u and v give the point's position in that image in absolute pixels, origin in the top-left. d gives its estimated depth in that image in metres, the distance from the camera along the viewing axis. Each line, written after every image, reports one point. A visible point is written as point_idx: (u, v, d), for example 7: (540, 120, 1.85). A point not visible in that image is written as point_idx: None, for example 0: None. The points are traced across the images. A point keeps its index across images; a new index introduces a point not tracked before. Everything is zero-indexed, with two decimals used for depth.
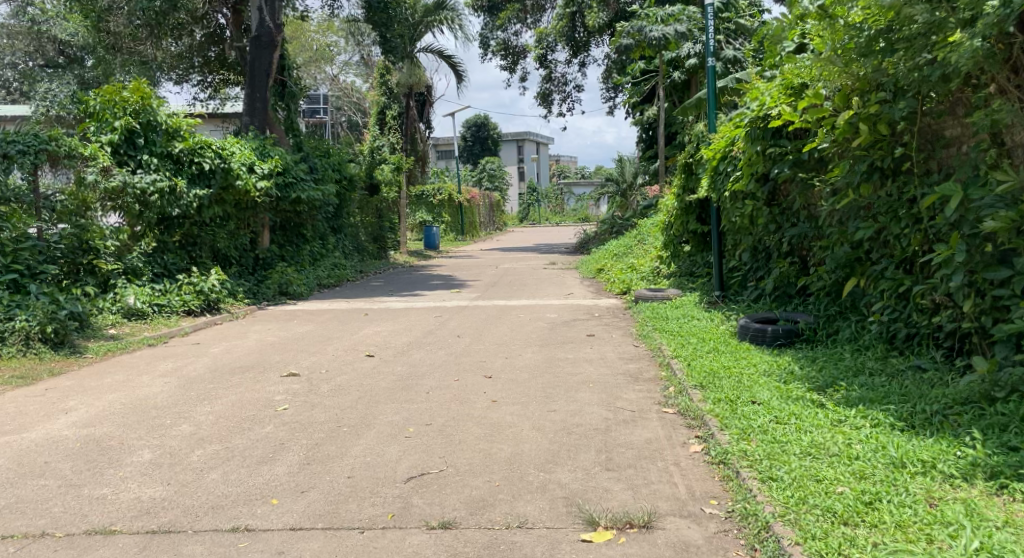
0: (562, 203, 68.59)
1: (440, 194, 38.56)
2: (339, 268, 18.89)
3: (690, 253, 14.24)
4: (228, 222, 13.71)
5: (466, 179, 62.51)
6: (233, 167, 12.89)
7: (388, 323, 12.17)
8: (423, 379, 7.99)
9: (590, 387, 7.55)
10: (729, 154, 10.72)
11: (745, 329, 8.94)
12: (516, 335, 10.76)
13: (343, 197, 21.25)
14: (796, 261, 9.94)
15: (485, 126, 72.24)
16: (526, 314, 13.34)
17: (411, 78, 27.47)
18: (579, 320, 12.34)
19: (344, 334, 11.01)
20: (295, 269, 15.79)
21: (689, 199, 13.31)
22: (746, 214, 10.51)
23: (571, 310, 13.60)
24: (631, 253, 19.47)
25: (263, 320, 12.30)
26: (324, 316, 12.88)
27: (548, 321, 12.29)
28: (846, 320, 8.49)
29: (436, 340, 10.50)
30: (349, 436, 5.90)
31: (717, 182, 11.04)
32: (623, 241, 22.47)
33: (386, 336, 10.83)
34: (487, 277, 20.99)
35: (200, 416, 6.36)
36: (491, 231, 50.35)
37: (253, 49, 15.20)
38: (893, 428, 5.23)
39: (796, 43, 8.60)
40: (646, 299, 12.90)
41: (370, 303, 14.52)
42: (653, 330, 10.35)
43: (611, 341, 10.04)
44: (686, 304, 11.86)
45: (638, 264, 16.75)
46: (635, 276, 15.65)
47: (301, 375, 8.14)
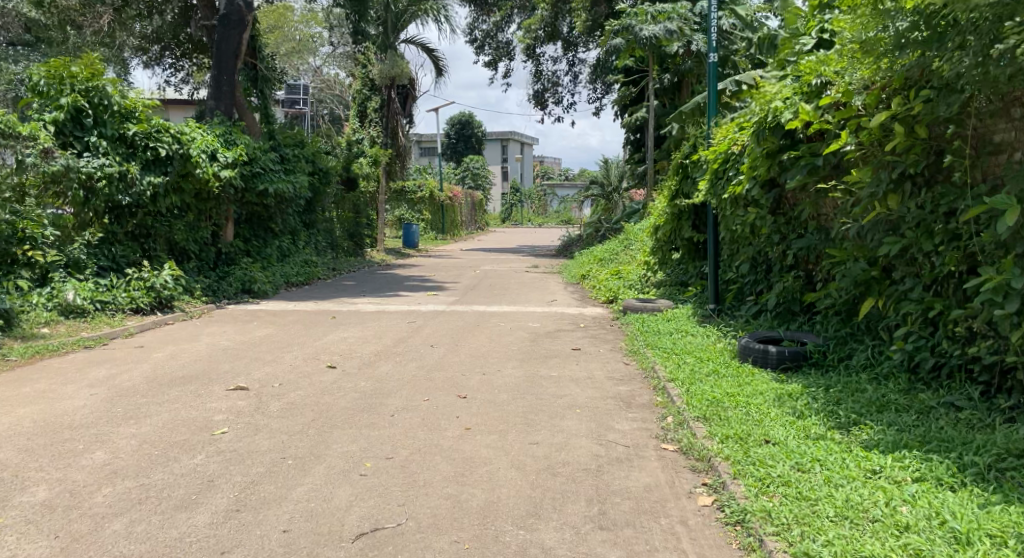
0: (544, 204, 67.71)
1: (421, 190, 37.58)
2: (309, 265, 17.92)
3: (682, 261, 13.38)
4: (187, 213, 12.92)
5: (449, 177, 61.50)
6: (192, 154, 11.98)
7: (356, 328, 11.23)
8: (388, 398, 7.09)
9: (577, 413, 6.67)
10: (731, 158, 9.82)
11: (745, 349, 8.10)
12: (494, 346, 9.87)
13: (317, 190, 20.26)
14: (801, 274, 9.08)
15: (470, 125, 71.25)
16: (506, 322, 12.46)
17: (393, 70, 26.47)
18: (563, 330, 11.47)
19: (306, 340, 10.08)
20: (259, 266, 14.84)
21: (684, 203, 12.45)
22: (748, 222, 9.63)
23: (555, 319, 12.74)
24: (617, 259, 18.62)
25: (220, 321, 11.33)
26: (288, 319, 11.93)
27: (529, 330, 11.42)
28: (860, 343, 7.66)
29: (407, 349, 9.60)
30: (293, 471, 5.01)
31: (716, 186, 10.16)
32: (608, 246, 21.60)
33: (352, 343, 9.90)
34: (466, 279, 20.06)
35: (120, 440, 5.44)
36: (472, 231, 49.36)
37: (222, 28, 14.45)
38: (942, 486, 4.40)
39: (813, 37, 7.76)
40: (635, 310, 12.03)
41: (338, 305, 13.57)
42: (642, 345, 9.49)
43: (598, 357, 9.19)
44: (677, 317, 11.00)
45: (625, 270, 15.88)
46: (621, 284, 14.78)
47: (249, 389, 7.21)
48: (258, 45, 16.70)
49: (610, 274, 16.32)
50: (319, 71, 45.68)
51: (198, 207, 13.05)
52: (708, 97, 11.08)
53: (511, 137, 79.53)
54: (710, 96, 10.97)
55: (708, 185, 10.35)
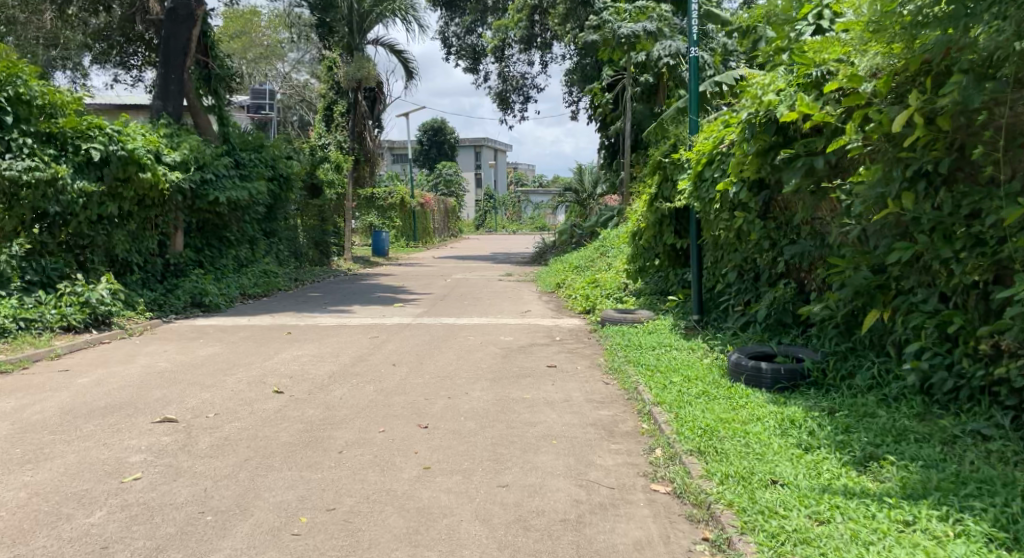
0: (518, 210, 66.98)
1: (392, 196, 36.69)
2: (268, 277, 17.03)
3: (663, 268, 12.66)
4: (130, 221, 12.39)
5: (421, 184, 60.73)
6: (131, 153, 11.72)
7: (312, 345, 10.40)
8: (338, 429, 6.27)
9: (554, 444, 5.88)
10: (717, 158, 9.06)
11: (737, 366, 7.34)
12: (462, 365, 9.07)
13: (277, 196, 19.38)
14: (793, 284, 8.39)
15: (443, 131, 70.46)
16: (476, 335, 11.68)
17: (358, 73, 25.70)
18: (537, 344, 10.71)
19: (256, 359, 9.24)
20: (211, 279, 14.10)
21: (665, 207, 11.72)
22: (736, 228, 8.89)
23: (528, 331, 11.97)
24: (594, 267, 17.91)
25: (162, 339, 10.48)
26: (240, 336, 11.06)
27: (500, 345, 10.64)
28: (863, 360, 6.91)
29: (367, 369, 8.79)
30: (211, 531, 4.20)
31: (700, 188, 9.41)
32: (584, 253, 20.89)
33: (305, 362, 9.07)
34: (437, 288, 19.25)
35: (7, 494, 4.61)
36: (445, 238, 48.51)
37: (169, 23, 13.82)
38: (993, 544, 3.64)
39: (810, 23, 7.01)
40: (614, 322, 11.27)
41: (296, 319, 12.72)
42: (622, 361, 8.72)
43: (575, 375, 8.44)
44: (659, 329, 10.25)
45: (604, 279, 15.13)
46: (599, 293, 14.05)
47: (179, 421, 6.40)
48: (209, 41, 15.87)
49: (587, 283, 15.59)
50: (288, 77, 44.88)
51: (143, 214, 12.56)
52: (689, 92, 10.35)
53: (484, 143, 78.78)
54: (692, 90, 10.24)
55: (690, 187, 9.58)
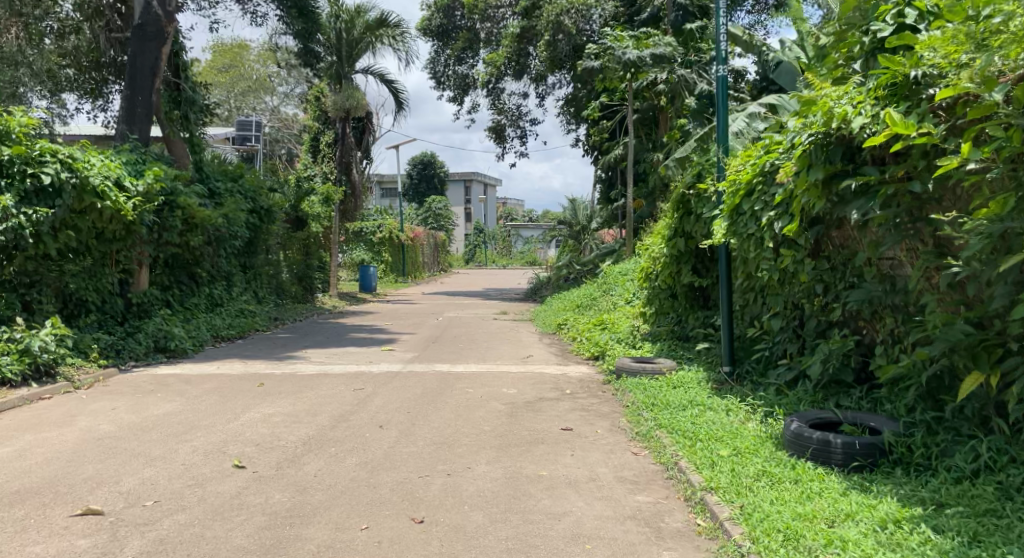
0: (509, 244, 65.84)
1: (382, 230, 35.78)
2: (244, 317, 15.73)
3: (680, 310, 11.43)
4: (84, 256, 11.15)
5: (411, 218, 59.67)
6: (88, 182, 10.38)
7: (287, 399, 9.08)
8: (307, 526, 4.94)
9: (588, 551, 4.56)
10: (756, 188, 7.80)
11: (798, 438, 5.98)
12: (461, 427, 7.75)
13: (258, 230, 18.11)
14: (852, 336, 7.14)
15: (432, 165, 69.59)
16: (474, 386, 10.33)
17: (348, 101, 24.60)
18: (546, 398, 9.38)
19: (218, 419, 7.89)
20: (179, 321, 12.84)
21: (687, 244, 10.50)
22: (782, 268, 7.62)
23: (533, 382, 10.62)
24: (598, 307, 16.69)
25: (112, 395, 9.18)
26: (205, 388, 9.71)
27: (502, 399, 9.29)
28: (960, 432, 5.62)
29: (348, 433, 7.44)
30: None
31: (737, 222, 8.14)
32: (584, 291, 19.66)
33: (276, 423, 7.75)
34: (429, 328, 17.95)
35: None
36: (435, 273, 47.30)
37: (135, 41, 12.64)
38: None
39: (889, 27, 5.76)
40: (633, 373, 9.91)
41: (272, 367, 11.38)
42: (653, 428, 7.37)
43: (597, 443, 7.13)
44: (686, 383, 8.94)
45: (614, 322, 13.84)
46: (609, 337, 12.78)
47: (105, 515, 5.07)
48: (181, 62, 14.75)
49: (595, 324, 14.33)
50: (276, 110, 44.09)
51: (102, 248, 11.35)
52: (716, 115, 9.16)
53: (473, 177, 77.81)
54: (720, 112, 9.05)
55: (725, 221, 8.30)
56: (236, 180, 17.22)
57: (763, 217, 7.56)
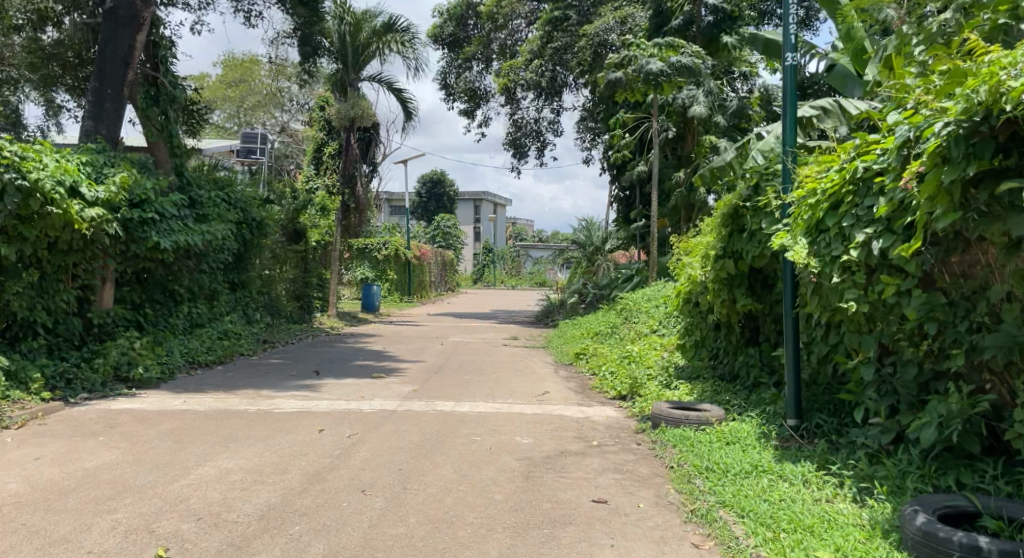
0: (518, 265, 64.20)
1: (386, 247, 34.15)
2: (227, 339, 14.14)
3: (725, 345, 9.85)
4: (32, 268, 9.59)
5: (418, 236, 58.22)
6: (36, 182, 8.85)
7: (255, 447, 7.46)
8: None
9: None
10: (845, 199, 6.24)
11: (930, 539, 4.53)
12: (466, 496, 6.11)
13: (247, 243, 16.61)
14: (980, 393, 5.62)
15: (441, 183, 68.23)
16: (482, 431, 8.69)
17: (353, 111, 23.07)
18: (570, 452, 7.72)
19: (159, 477, 6.29)
20: (148, 345, 11.26)
21: (738, 270, 9.00)
22: (882, 299, 6.07)
23: (551, 428, 8.96)
24: (620, 338, 15.04)
25: (44, 437, 7.57)
26: (160, 430, 8.11)
27: (516, 452, 7.63)
28: None
29: (321, 501, 5.82)
30: None
31: (817, 242, 6.57)
32: (604, 318, 18.02)
33: (232, 484, 6.13)
34: (432, 355, 16.30)
35: None
36: (441, 293, 45.71)
37: (107, 26, 11.17)
38: None
39: None
40: (674, 423, 8.26)
41: (246, 403, 9.74)
42: (714, 506, 5.80)
43: (642, 529, 5.49)
44: (743, 440, 7.38)
45: (644, 357, 12.21)
46: (639, 373, 11.16)
47: None
48: (161, 53, 13.19)
49: (620, 359, 12.69)
50: (283, 122, 42.86)
51: (54, 261, 9.81)
52: (782, 112, 7.62)
53: (483, 197, 76.31)
54: (790, 110, 7.51)
55: (802, 239, 6.74)
56: (224, 189, 15.68)
57: (856, 235, 6.03)
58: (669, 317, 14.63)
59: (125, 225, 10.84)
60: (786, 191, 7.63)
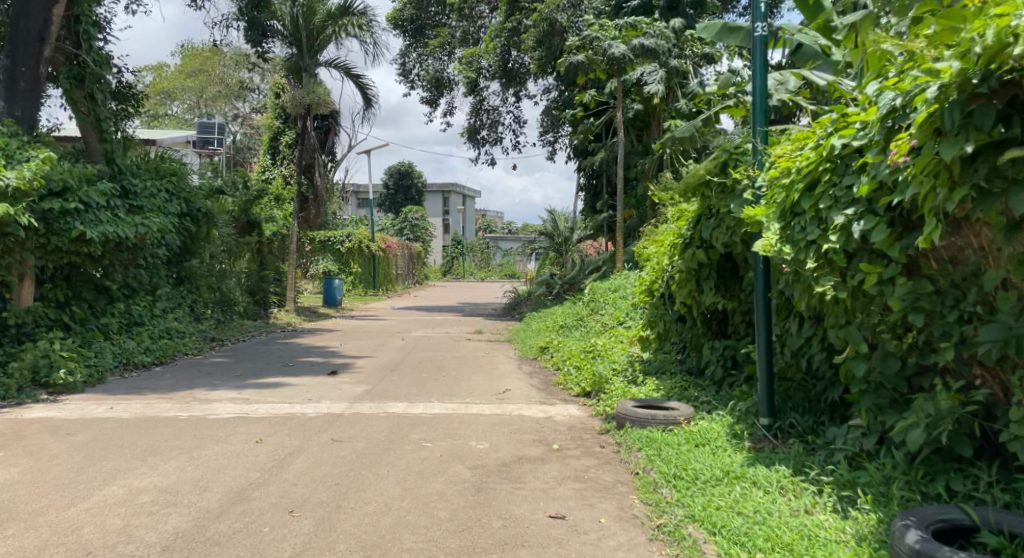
0: (488, 256, 63.52)
1: (349, 240, 33.64)
2: (169, 338, 13.38)
3: (694, 338, 9.32)
4: None
5: (385, 228, 57.31)
6: None
7: (177, 461, 6.76)
8: None
9: None
10: (823, 178, 5.65)
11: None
12: (406, 514, 5.48)
13: (191, 237, 15.84)
14: (973, 391, 5.07)
15: (408, 175, 67.24)
16: (434, 434, 8.03)
17: (309, 97, 22.25)
18: (527, 457, 7.11)
19: (56, 503, 5.57)
20: (74, 347, 10.57)
21: (707, 257, 8.45)
22: (863, 287, 5.50)
23: (509, 430, 8.33)
24: (586, 331, 14.48)
25: None
26: (74, 443, 7.37)
27: (468, 458, 6.99)
28: None
29: (240, 526, 5.15)
30: None
31: (792, 226, 5.97)
32: (570, 309, 17.46)
33: (140, 508, 5.44)
34: (391, 351, 15.62)
35: None
36: (409, 286, 44.96)
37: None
38: None
39: None
40: (641, 423, 7.67)
41: (179, 408, 9.02)
42: (682, 522, 5.21)
43: (604, 550, 4.90)
44: (714, 441, 6.82)
45: (609, 351, 11.63)
46: (604, 368, 10.60)
47: None
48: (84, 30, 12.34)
49: (584, 353, 12.13)
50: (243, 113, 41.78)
51: None
52: (751, 86, 7.02)
53: (452, 188, 75.41)
54: (760, 84, 6.90)
55: (776, 223, 6.14)
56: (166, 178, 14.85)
57: (833, 217, 5.43)
58: (635, 308, 14.08)
59: (43, 216, 10.19)
60: (757, 173, 7.03)
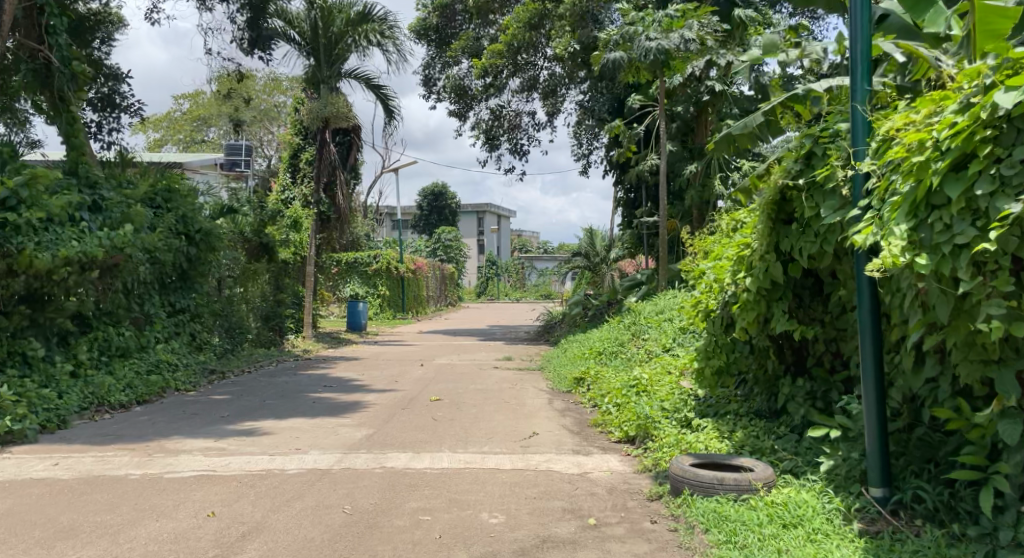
0: (522, 276, 61.86)
1: (376, 261, 32.37)
2: (157, 371, 11.90)
3: (765, 374, 7.76)
4: None
5: (418, 249, 55.91)
6: None
7: (93, 547, 5.15)
8: None
9: None
10: (975, 155, 4.16)
11: None
12: None
13: (190, 259, 14.42)
14: None
15: (442, 196, 65.92)
16: (437, 501, 6.35)
17: (326, 110, 20.70)
18: (555, 540, 5.40)
19: None
20: (34, 387, 9.13)
21: (786, 274, 6.78)
22: None
23: (534, 495, 6.61)
24: (627, 359, 12.76)
25: None
26: None
27: (476, 543, 5.30)
28: None
29: None
30: None
31: (924, 233, 4.36)
32: (608, 334, 15.72)
33: None
34: (408, 382, 13.99)
35: None
36: (441, 308, 43.50)
37: None
38: None
39: None
40: (704, 491, 5.98)
41: (138, 461, 7.43)
42: None
43: None
44: (809, 522, 5.17)
45: (654, 386, 9.86)
46: (653, 405, 8.90)
47: None
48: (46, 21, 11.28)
49: (626, 386, 10.41)
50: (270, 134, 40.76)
51: None
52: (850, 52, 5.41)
53: (486, 208, 73.95)
54: (861, 46, 5.32)
55: (902, 224, 4.41)
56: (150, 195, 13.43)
57: (1000, 209, 4.03)
58: (684, 335, 12.26)
59: None
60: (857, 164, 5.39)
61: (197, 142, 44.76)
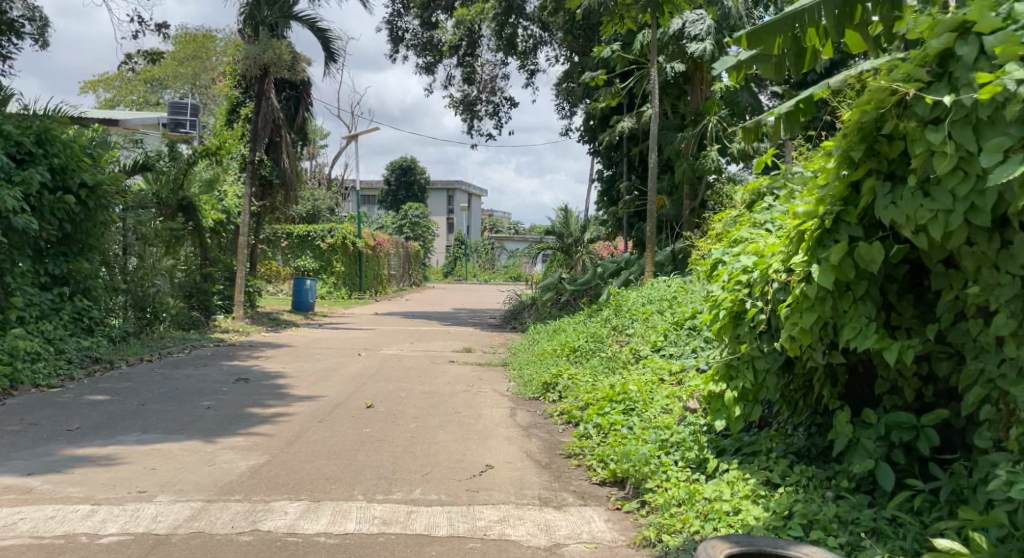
0: (492, 257, 59.19)
1: (332, 235, 29.64)
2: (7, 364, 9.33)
3: (813, 402, 5.47)
4: None
5: (383, 224, 53.02)
6: None
7: None
8: None
9: None
10: None
11: None
12: None
13: (79, 222, 11.81)
14: None
15: (412, 171, 63.04)
16: None
17: (264, 56, 17.89)
18: None
19: None
20: None
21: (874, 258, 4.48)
22: None
23: None
24: (607, 359, 10.37)
25: None
26: None
27: None
28: None
29: None
30: None
31: None
32: (585, 325, 13.35)
33: None
34: (340, 379, 11.52)
35: None
36: (405, 288, 40.81)
37: None
38: None
39: None
40: None
41: None
42: None
43: None
44: None
45: (647, 403, 7.50)
46: (650, 435, 6.50)
47: None
48: None
49: (607, 400, 7.99)
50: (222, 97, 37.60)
51: None
52: None
53: (458, 186, 71.10)
54: None
55: None
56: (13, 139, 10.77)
57: None
58: (680, 332, 9.89)
59: None
60: None
61: (150, 105, 41.56)
